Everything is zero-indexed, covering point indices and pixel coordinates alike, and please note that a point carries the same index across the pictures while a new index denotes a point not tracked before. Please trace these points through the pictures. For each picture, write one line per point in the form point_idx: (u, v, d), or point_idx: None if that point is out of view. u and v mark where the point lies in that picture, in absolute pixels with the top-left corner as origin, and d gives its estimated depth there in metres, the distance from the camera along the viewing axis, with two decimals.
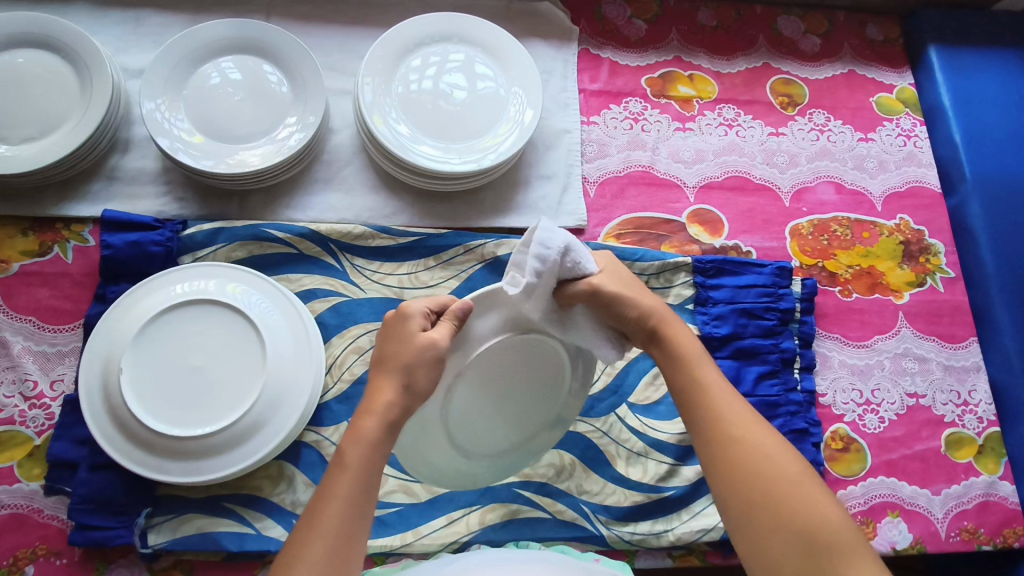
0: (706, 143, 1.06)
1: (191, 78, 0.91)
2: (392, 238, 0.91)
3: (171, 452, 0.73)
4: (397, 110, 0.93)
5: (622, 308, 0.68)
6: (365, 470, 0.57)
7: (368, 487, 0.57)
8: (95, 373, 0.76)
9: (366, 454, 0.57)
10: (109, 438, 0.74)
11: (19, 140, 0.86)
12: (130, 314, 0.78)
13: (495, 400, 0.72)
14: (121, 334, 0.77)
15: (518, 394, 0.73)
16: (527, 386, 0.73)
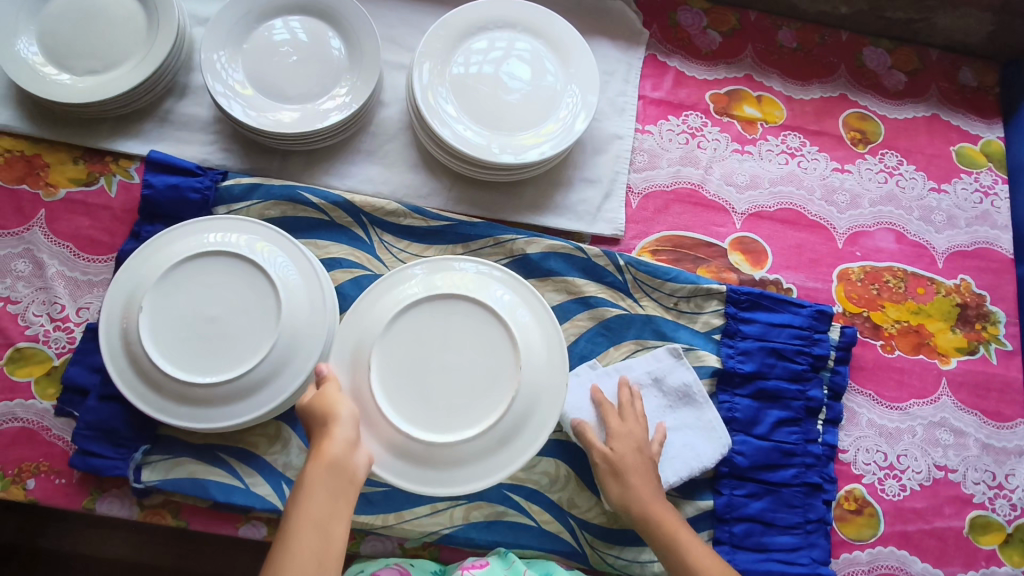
0: (764, 169, 1.01)
1: (255, 33, 0.92)
2: (423, 219, 0.91)
3: (176, 395, 0.75)
4: (449, 92, 0.92)
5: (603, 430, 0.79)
6: (327, 503, 0.59)
7: (334, 513, 0.59)
8: (118, 306, 0.78)
9: (319, 493, 0.59)
10: (121, 369, 0.76)
11: (83, 72, 0.89)
12: (161, 253, 0.80)
13: (441, 392, 0.74)
14: (148, 272, 0.79)
15: (448, 354, 0.75)
16: (478, 368, 0.75)
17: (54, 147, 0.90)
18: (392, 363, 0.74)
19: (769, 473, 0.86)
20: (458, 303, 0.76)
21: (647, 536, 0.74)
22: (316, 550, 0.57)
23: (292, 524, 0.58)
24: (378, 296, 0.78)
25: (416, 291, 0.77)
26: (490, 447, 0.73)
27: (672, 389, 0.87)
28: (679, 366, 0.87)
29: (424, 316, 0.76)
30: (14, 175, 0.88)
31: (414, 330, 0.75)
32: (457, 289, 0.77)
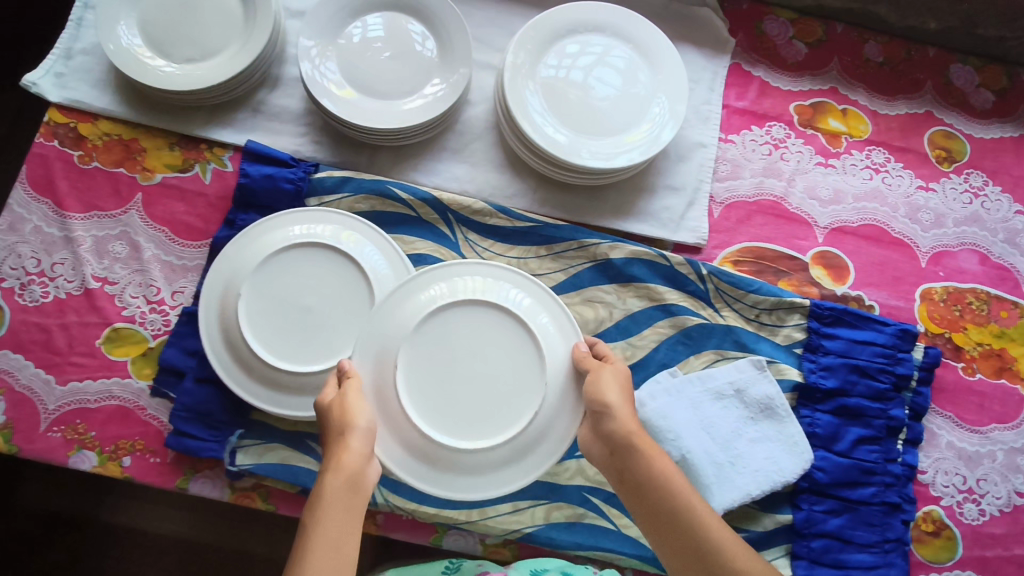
0: (848, 184, 1.00)
1: (349, 27, 0.92)
2: (508, 219, 0.91)
3: (266, 379, 0.77)
4: (539, 94, 0.92)
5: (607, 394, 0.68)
6: (342, 520, 0.57)
7: (347, 539, 0.56)
8: (218, 289, 0.80)
9: (336, 510, 0.57)
10: (217, 351, 0.78)
11: (182, 60, 0.90)
12: (259, 241, 0.81)
13: (465, 398, 0.72)
14: (246, 259, 0.80)
15: (475, 362, 0.73)
16: (506, 374, 0.73)
17: (150, 132, 0.92)
18: (415, 366, 0.72)
19: (848, 490, 0.86)
20: (487, 309, 0.74)
21: (661, 525, 0.64)
22: (332, 569, 0.54)
23: (307, 541, 0.55)
24: (403, 293, 0.75)
25: (437, 295, 0.75)
26: (511, 457, 0.72)
27: (755, 401, 0.86)
28: (761, 378, 0.87)
29: (452, 320, 0.74)
30: (112, 159, 0.90)
31: (440, 333, 0.73)
32: (480, 294, 0.75)
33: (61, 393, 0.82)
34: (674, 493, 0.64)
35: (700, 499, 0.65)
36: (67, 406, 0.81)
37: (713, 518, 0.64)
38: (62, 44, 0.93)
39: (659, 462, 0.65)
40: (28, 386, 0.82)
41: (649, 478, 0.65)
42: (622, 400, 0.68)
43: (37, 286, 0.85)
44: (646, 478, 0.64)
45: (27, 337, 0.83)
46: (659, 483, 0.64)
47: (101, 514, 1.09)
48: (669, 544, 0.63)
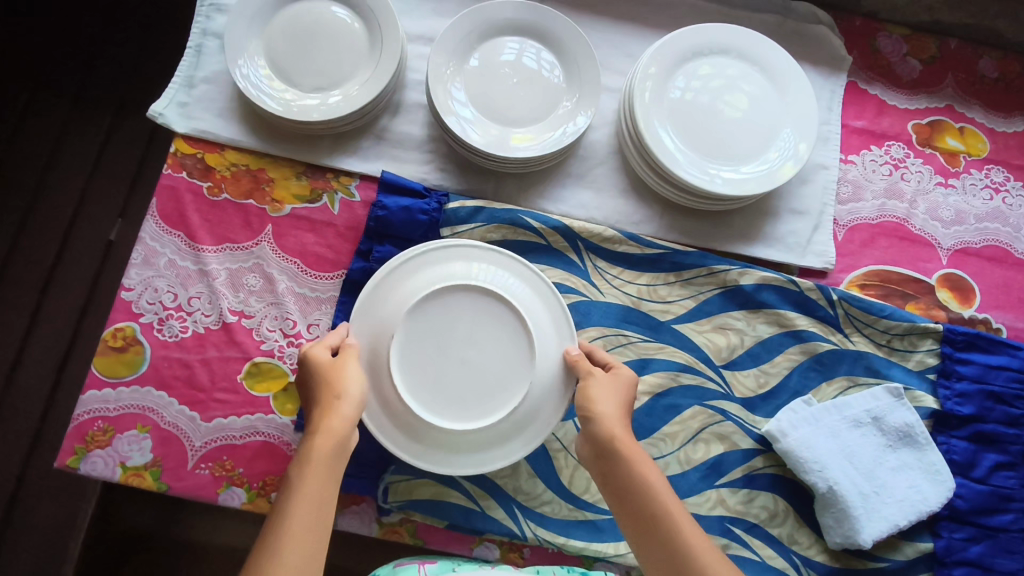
0: (970, 205, 0.99)
1: (475, 54, 0.92)
2: (638, 246, 0.91)
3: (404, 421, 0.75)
4: (667, 119, 0.91)
5: (593, 395, 0.72)
6: (323, 483, 0.59)
7: (321, 506, 0.58)
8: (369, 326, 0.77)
9: (319, 471, 0.60)
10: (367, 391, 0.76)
11: (310, 89, 0.90)
12: (411, 278, 0.79)
13: (461, 381, 0.76)
14: (400, 297, 0.78)
15: (473, 348, 0.76)
16: (488, 353, 0.77)
17: (277, 162, 0.91)
18: (416, 348, 0.75)
19: (988, 517, 0.85)
20: (485, 299, 0.77)
21: (642, 529, 0.63)
22: (312, 525, 0.56)
23: (292, 499, 0.58)
24: (404, 276, 0.79)
25: (432, 279, 0.78)
26: (493, 438, 0.76)
27: (892, 429, 0.86)
28: (896, 404, 0.87)
29: (459, 308, 0.77)
30: (240, 189, 0.90)
31: (443, 320, 0.76)
32: (473, 277, 0.79)
33: (206, 429, 0.82)
34: (649, 492, 0.64)
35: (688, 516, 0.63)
36: (213, 443, 0.81)
37: (700, 537, 0.61)
38: (183, 72, 0.92)
39: (652, 471, 0.66)
40: (174, 423, 0.81)
41: (629, 479, 0.65)
42: (617, 412, 0.71)
43: (175, 321, 0.85)
44: (629, 482, 0.66)
45: (170, 374, 0.83)
46: (645, 491, 0.64)
47: (177, 531, 1.09)
48: (649, 551, 0.62)
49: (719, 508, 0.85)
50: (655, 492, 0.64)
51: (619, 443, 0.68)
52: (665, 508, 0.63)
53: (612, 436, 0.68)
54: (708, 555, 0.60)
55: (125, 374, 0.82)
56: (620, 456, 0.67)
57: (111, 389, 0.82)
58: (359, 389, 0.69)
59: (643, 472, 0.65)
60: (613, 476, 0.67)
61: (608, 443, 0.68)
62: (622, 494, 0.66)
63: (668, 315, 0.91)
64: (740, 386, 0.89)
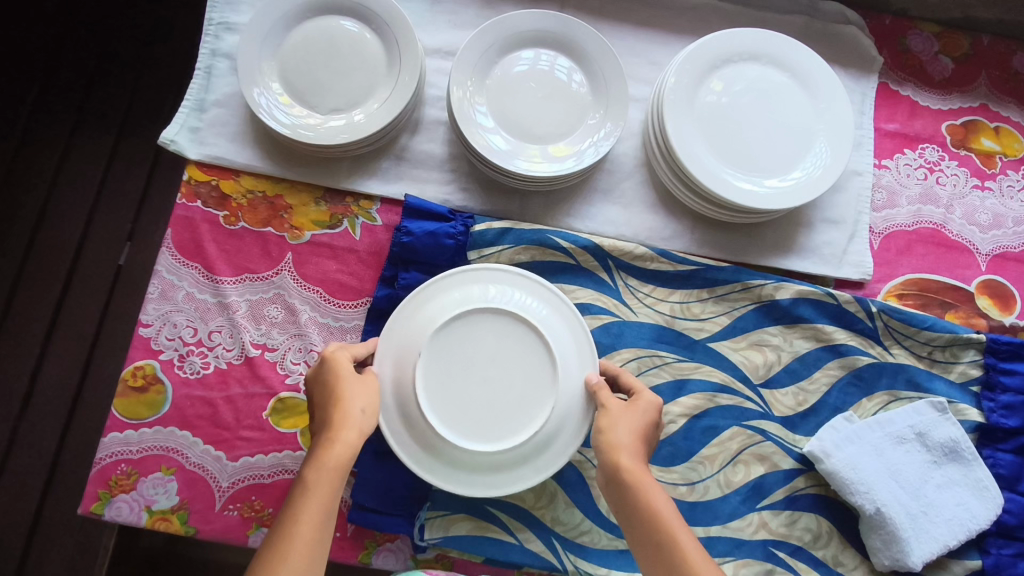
0: (1007, 207, 0.96)
1: (496, 68, 0.89)
2: (670, 263, 0.88)
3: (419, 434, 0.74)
4: (698, 130, 0.88)
5: (610, 418, 0.70)
6: (328, 495, 0.58)
7: (323, 528, 0.56)
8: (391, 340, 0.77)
9: (325, 481, 0.58)
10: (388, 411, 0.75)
11: (328, 111, 0.88)
12: (433, 298, 0.79)
13: (483, 401, 0.75)
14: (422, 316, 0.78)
15: (496, 367, 0.76)
16: (510, 376, 0.76)
17: (295, 187, 0.89)
18: (440, 365, 0.75)
19: None
20: (512, 322, 0.77)
21: (648, 555, 0.60)
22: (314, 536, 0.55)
23: (294, 510, 0.56)
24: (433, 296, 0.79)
25: (452, 303, 0.78)
26: (511, 461, 0.74)
27: (936, 444, 0.83)
28: (940, 420, 0.84)
29: (485, 328, 0.77)
30: (258, 218, 0.88)
31: (468, 338, 0.76)
32: (492, 299, 0.78)
33: (233, 469, 0.79)
34: (655, 517, 0.61)
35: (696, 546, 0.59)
36: (240, 483, 0.79)
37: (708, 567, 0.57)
38: (194, 95, 0.90)
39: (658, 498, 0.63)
40: (200, 464, 0.79)
41: (636, 503, 0.63)
42: (633, 441, 0.68)
43: (196, 358, 0.82)
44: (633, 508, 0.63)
45: (193, 413, 0.80)
46: (649, 516, 0.61)
47: (198, 552, 1.07)
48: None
49: (761, 531, 0.82)
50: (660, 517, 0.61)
51: (627, 465, 0.65)
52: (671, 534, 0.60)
53: (620, 457, 0.66)
54: None
55: (147, 415, 0.80)
56: (630, 479, 0.64)
57: (133, 431, 0.79)
58: (373, 402, 0.66)
59: (651, 496, 0.63)
60: (622, 498, 0.64)
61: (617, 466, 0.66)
62: (631, 518, 0.63)
63: (703, 333, 0.88)
64: (779, 405, 0.86)
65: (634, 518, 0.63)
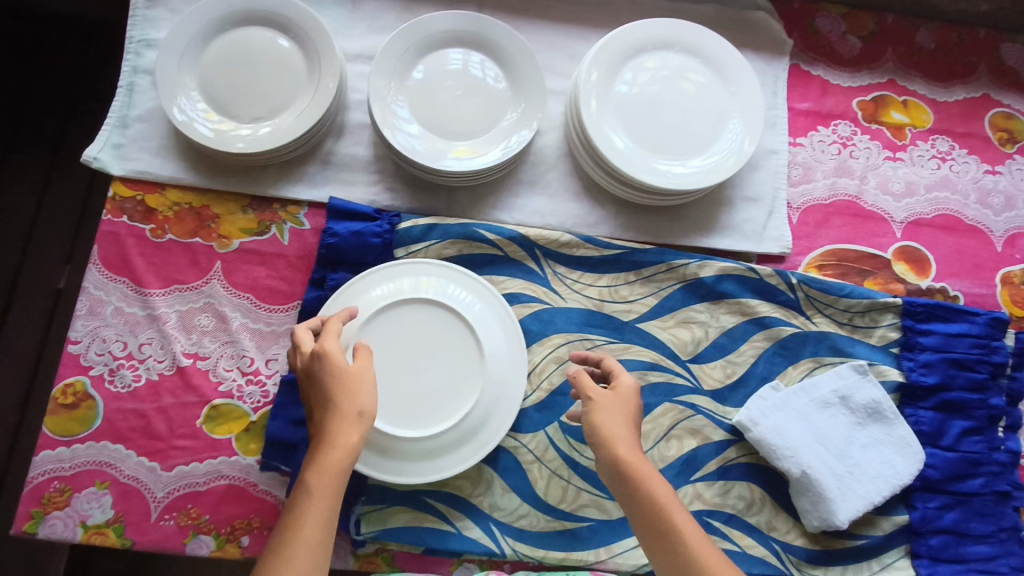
0: (918, 176, 1.00)
1: (415, 69, 0.90)
2: (596, 248, 0.90)
3: None
4: (615, 119, 0.90)
5: (603, 411, 0.68)
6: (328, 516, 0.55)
7: (322, 551, 0.53)
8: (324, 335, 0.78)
9: (321, 500, 0.55)
10: None
11: (250, 120, 0.88)
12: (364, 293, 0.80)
13: (414, 389, 0.77)
14: (354, 309, 0.79)
15: (426, 356, 0.78)
16: (438, 365, 0.79)
17: (221, 197, 0.90)
18: (371, 355, 0.77)
19: (959, 483, 0.87)
20: (440, 313, 0.80)
21: (662, 553, 0.60)
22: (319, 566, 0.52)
23: (295, 535, 0.53)
24: (365, 290, 0.80)
25: (380, 296, 0.79)
26: (443, 449, 0.76)
27: (858, 405, 0.86)
28: (862, 381, 0.87)
29: (415, 319, 0.79)
30: (185, 229, 0.88)
31: (398, 329, 0.78)
32: (418, 290, 0.80)
33: (168, 478, 0.79)
34: (666, 515, 0.61)
35: (704, 538, 0.60)
36: (176, 492, 0.79)
37: (721, 565, 0.58)
38: (117, 112, 0.91)
39: (661, 489, 0.62)
40: (134, 476, 0.79)
41: (643, 502, 0.62)
42: (627, 432, 0.67)
43: (127, 371, 0.82)
44: (636, 499, 0.62)
45: (126, 426, 0.81)
46: (654, 510, 0.61)
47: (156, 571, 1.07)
48: (662, 566, 0.60)
49: (696, 503, 0.84)
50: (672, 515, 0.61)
51: (629, 461, 0.64)
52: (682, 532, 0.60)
53: (622, 455, 0.64)
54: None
55: (79, 431, 0.80)
56: (635, 477, 0.63)
57: (65, 448, 0.79)
58: (373, 401, 0.61)
59: (659, 493, 0.62)
60: (629, 495, 0.63)
61: (620, 464, 0.64)
62: (640, 516, 0.62)
63: (631, 314, 0.90)
64: (708, 378, 0.89)
65: (643, 517, 0.62)
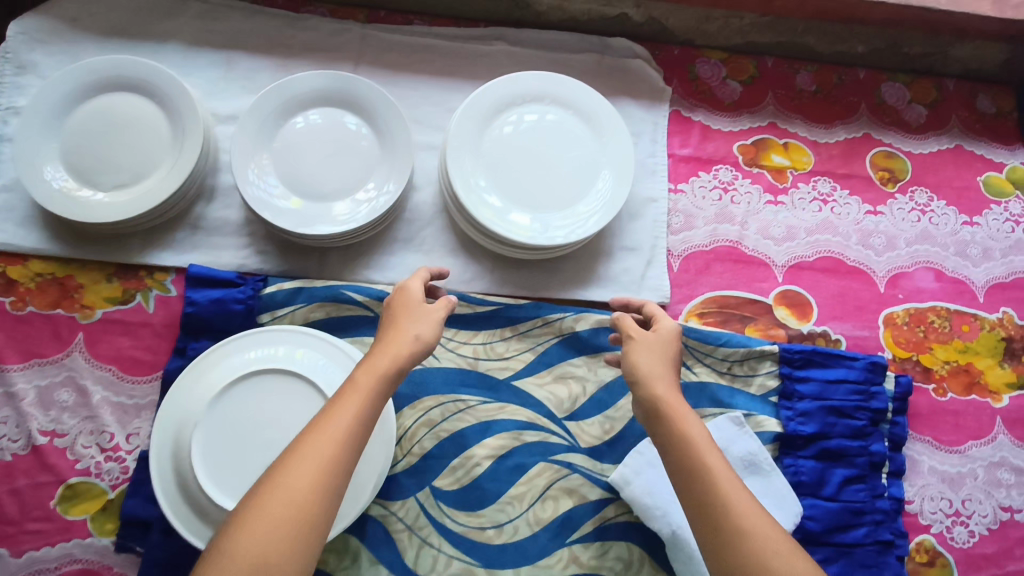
0: (799, 219, 1.00)
1: (282, 131, 0.90)
2: (469, 305, 0.90)
3: (195, 500, 0.73)
4: (484, 176, 0.90)
5: (641, 354, 0.71)
6: (341, 439, 0.57)
7: (341, 453, 0.57)
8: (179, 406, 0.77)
9: (341, 423, 0.59)
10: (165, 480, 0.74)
11: (112, 187, 0.87)
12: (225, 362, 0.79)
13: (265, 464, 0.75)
14: (212, 379, 0.78)
15: (280, 429, 0.76)
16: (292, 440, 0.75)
17: (86, 266, 0.88)
18: (224, 427, 0.75)
19: (841, 534, 0.86)
20: (299, 383, 0.77)
21: (688, 487, 0.61)
22: (313, 487, 0.54)
23: (300, 452, 0.56)
24: (227, 359, 0.79)
25: (253, 360, 0.79)
26: None
27: (737, 459, 0.84)
28: (739, 434, 0.86)
29: (273, 390, 0.77)
30: (47, 301, 0.86)
31: (253, 401, 0.76)
32: (278, 360, 0.79)
33: (18, 564, 0.77)
34: (693, 451, 0.62)
35: (737, 482, 0.60)
36: None
37: (732, 484, 0.60)
38: None
39: (698, 424, 0.64)
40: None
41: (675, 438, 0.64)
42: (665, 372, 0.69)
43: None
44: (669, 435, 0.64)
45: None
46: (683, 446, 0.63)
47: None
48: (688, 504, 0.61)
49: (572, 566, 0.82)
50: (707, 453, 0.62)
51: (662, 396, 0.66)
52: (716, 473, 0.60)
53: (656, 393, 0.67)
54: (761, 524, 0.57)
55: None
56: (671, 414, 0.65)
57: None
58: (431, 329, 0.70)
59: (693, 432, 0.63)
60: (660, 428, 0.65)
61: (654, 402, 0.66)
62: (672, 449, 0.63)
63: (507, 371, 0.89)
64: (584, 435, 0.87)
65: (673, 449, 0.63)
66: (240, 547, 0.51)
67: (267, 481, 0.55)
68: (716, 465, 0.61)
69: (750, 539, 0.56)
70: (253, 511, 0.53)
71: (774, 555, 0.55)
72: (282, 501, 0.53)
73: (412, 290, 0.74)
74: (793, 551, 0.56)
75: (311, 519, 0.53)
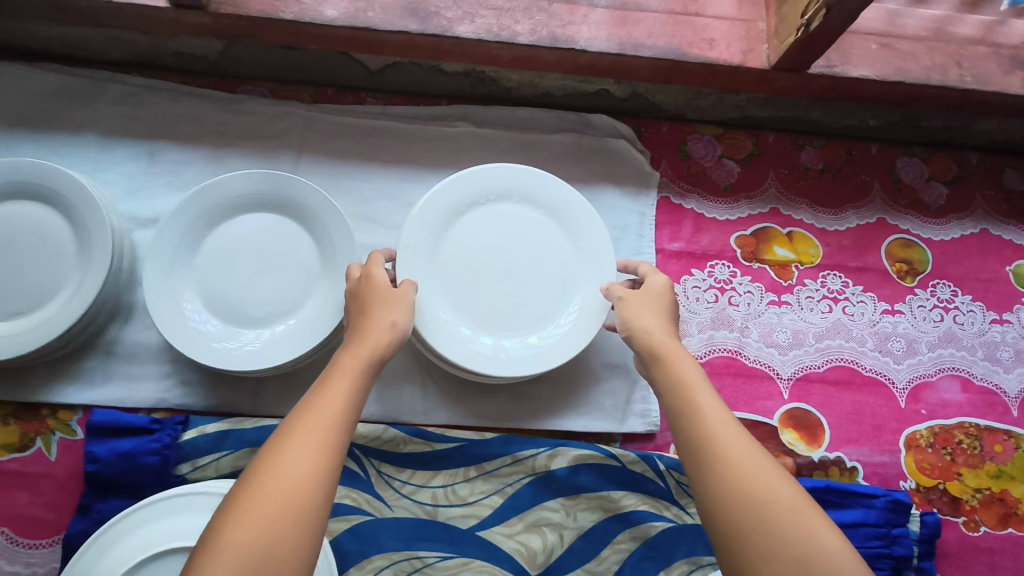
0: (807, 323, 0.88)
1: (205, 244, 0.77)
2: (426, 442, 0.78)
3: None
4: (443, 291, 0.77)
5: (641, 325, 0.67)
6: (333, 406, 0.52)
7: (335, 432, 0.51)
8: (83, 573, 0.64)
9: (327, 395, 0.53)
10: None
11: (5, 315, 0.74)
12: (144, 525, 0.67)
13: None
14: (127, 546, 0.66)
15: None
16: None
17: None
18: None
19: None
20: None
21: (694, 451, 0.54)
22: (308, 453, 0.49)
23: (298, 418, 0.51)
24: (148, 519, 0.67)
25: (170, 533, 0.66)
26: None
27: None
28: None
29: None
30: None
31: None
32: None
33: None
34: (702, 417, 0.55)
35: (752, 446, 0.53)
36: None
37: (747, 449, 0.53)
38: None
39: (687, 369, 0.60)
40: None
41: (679, 404, 0.58)
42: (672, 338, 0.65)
43: None
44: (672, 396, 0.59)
45: None
46: (688, 409, 0.57)
47: None
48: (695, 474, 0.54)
49: None
50: (718, 422, 0.55)
51: (672, 368, 0.61)
52: (733, 446, 0.53)
53: (667, 366, 0.62)
54: (784, 493, 0.50)
55: None
56: (678, 382, 0.59)
57: None
58: (405, 313, 0.65)
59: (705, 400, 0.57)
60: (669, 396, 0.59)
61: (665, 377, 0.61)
62: (680, 421, 0.57)
63: (471, 519, 0.76)
64: None
65: (680, 418, 0.57)
66: (231, 535, 0.44)
67: (254, 465, 0.48)
68: (730, 434, 0.54)
69: (769, 508, 0.49)
70: (246, 492, 0.47)
71: (795, 525, 0.48)
72: (282, 473, 0.47)
73: (379, 272, 0.69)
74: (817, 514, 0.49)
75: (308, 494, 0.47)
